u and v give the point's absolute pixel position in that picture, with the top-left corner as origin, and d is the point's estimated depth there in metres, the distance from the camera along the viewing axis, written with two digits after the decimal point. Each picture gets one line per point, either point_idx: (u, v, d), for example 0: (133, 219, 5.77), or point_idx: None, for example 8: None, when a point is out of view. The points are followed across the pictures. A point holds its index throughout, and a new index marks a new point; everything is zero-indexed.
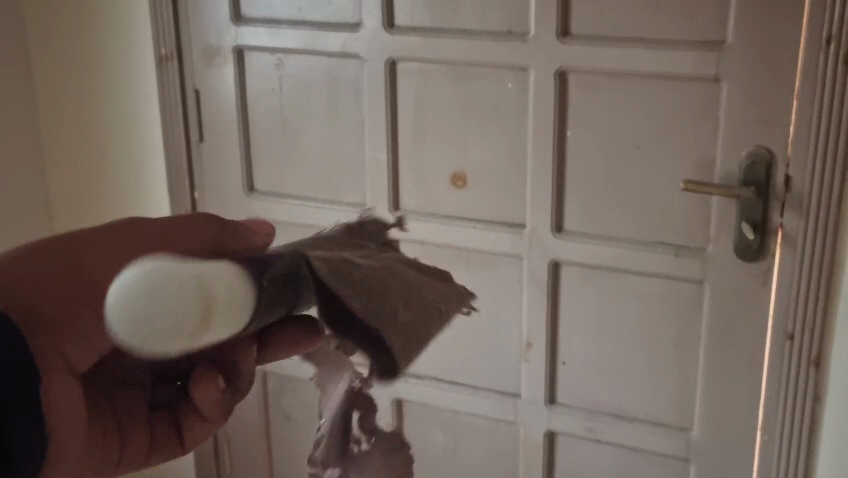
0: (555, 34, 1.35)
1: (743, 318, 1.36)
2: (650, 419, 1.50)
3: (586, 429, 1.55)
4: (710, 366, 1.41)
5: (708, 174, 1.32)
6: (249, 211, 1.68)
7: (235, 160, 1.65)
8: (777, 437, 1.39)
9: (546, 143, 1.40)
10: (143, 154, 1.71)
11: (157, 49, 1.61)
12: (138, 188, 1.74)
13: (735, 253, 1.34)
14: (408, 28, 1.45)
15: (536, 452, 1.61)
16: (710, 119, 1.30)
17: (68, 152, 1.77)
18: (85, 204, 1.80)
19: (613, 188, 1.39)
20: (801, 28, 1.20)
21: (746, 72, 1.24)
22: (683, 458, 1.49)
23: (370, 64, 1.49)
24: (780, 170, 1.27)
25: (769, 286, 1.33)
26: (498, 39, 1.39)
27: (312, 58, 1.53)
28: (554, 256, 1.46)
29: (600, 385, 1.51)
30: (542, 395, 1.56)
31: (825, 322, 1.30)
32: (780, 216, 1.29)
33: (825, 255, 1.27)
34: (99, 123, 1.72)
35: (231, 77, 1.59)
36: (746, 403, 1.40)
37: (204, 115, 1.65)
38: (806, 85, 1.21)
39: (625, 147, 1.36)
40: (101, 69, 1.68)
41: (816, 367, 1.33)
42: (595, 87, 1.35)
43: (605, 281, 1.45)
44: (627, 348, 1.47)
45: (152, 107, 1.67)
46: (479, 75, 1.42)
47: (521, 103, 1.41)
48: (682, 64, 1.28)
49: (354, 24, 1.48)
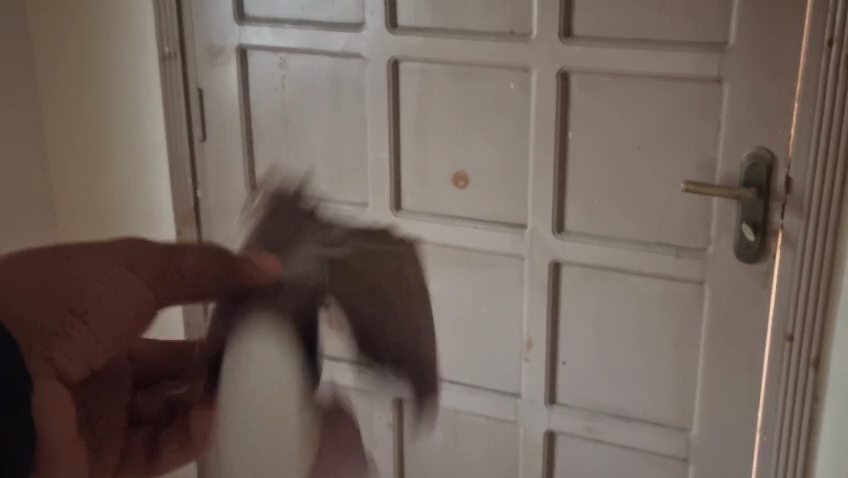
0: (557, 35, 1.35)
1: (742, 319, 1.37)
2: (649, 419, 1.50)
3: (586, 428, 1.55)
4: (710, 365, 1.41)
5: (708, 175, 1.33)
6: None
7: (237, 160, 1.66)
8: (775, 438, 1.39)
9: (548, 143, 1.41)
10: (144, 154, 1.71)
11: (161, 49, 1.62)
12: (140, 187, 1.74)
13: (735, 254, 1.34)
14: (410, 28, 1.45)
15: (535, 450, 1.61)
16: (711, 120, 1.30)
17: (72, 150, 1.78)
18: (89, 202, 1.81)
19: (614, 188, 1.39)
20: (801, 31, 1.20)
21: (747, 73, 1.25)
22: (681, 458, 1.50)
23: (373, 63, 1.49)
24: (781, 172, 1.27)
25: (769, 287, 1.33)
26: (499, 40, 1.39)
27: (315, 58, 1.54)
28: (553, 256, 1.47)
29: (600, 385, 1.52)
30: (542, 395, 1.57)
31: (824, 324, 1.30)
32: (780, 217, 1.29)
33: (825, 258, 1.27)
34: (102, 123, 1.73)
35: (233, 76, 1.60)
36: (745, 403, 1.41)
37: (205, 112, 1.65)
38: (807, 87, 1.22)
39: (626, 148, 1.36)
40: (103, 69, 1.69)
41: (815, 368, 1.33)
42: (597, 87, 1.36)
43: (605, 281, 1.45)
44: (628, 347, 1.47)
45: (154, 107, 1.67)
46: (481, 75, 1.43)
47: (523, 103, 1.41)
48: (684, 65, 1.28)
49: (356, 23, 1.49)
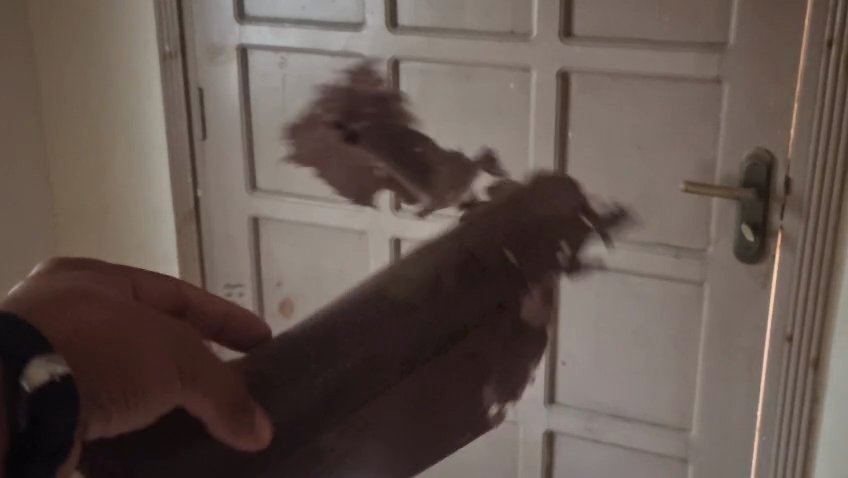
0: (556, 35, 1.35)
1: (742, 319, 1.37)
2: (649, 419, 1.50)
3: (585, 428, 1.55)
4: (709, 365, 1.41)
5: (708, 176, 1.32)
6: (251, 209, 1.69)
7: (237, 158, 1.66)
8: (774, 439, 1.39)
9: (547, 144, 1.41)
10: (142, 152, 1.71)
11: (161, 48, 1.62)
12: (138, 186, 1.74)
13: (735, 255, 1.34)
14: (410, 27, 1.45)
15: (535, 451, 1.61)
16: (710, 120, 1.30)
17: (72, 148, 1.78)
18: (89, 200, 1.81)
19: (614, 189, 1.39)
20: (801, 31, 1.20)
21: (747, 74, 1.25)
22: (681, 458, 1.50)
23: (372, 63, 1.49)
24: (780, 172, 1.27)
25: (768, 288, 1.33)
26: (499, 39, 1.39)
27: (315, 59, 1.53)
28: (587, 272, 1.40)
29: (599, 385, 1.52)
30: (542, 395, 1.56)
31: (823, 325, 1.30)
32: (780, 218, 1.29)
33: (824, 258, 1.27)
34: (101, 121, 1.73)
35: (234, 75, 1.60)
36: (744, 403, 1.41)
37: (205, 112, 1.65)
38: (807, 86, 1.21)
39: (626, 148, 1.36)
40: (103, 68, 1.69)
41: (814, 368, 1.32)
42: (597, 88, 1.36)
43: (605, 282, 1.45)
44: (628, 347, 1.47)
45: (154, 106, 1.67)
46: (480, 75, 1.43)
47: (523, 103, 1.41)
48: (684, 65, 1.28)
49: (356, 23, 1.49)
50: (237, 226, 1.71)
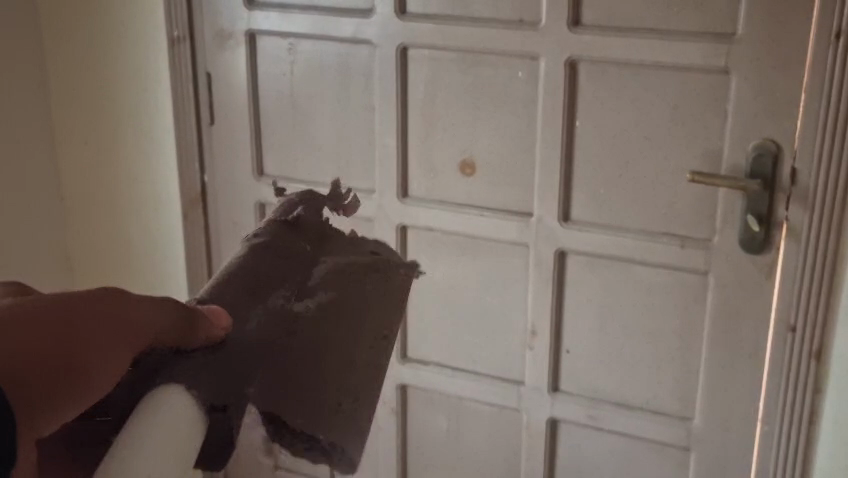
0: (565, 24, 1.35)
1: (746, 310, 1.37)
2: (651, 408, 1.51)
3: (589, 416, 1.56)
4: (712, 355, 1.42)
5: (714, 167, 1.33)
6: (256, 195, 1.69)
7: (245, 146, 1.66)
8: (776, 428, 1.40)
9: (555, 132, 1.41)
10: (151, 136, 1.72)
11: (169, 32, 1.62)
12: (145, 172, 1.75)
13: (740, 246, 1.34)
14: (418, 15, 1.45)
15: (538, 439, 1.61)
16: (717, 111, 1.30)
17: (80, 132, 1.79)
18: (96, 185, 1.82)
19: (621, 178, 1.40)
20: (810, 21, 1.20)
21: (755, 65, 1.25)
22: (683, 448, 1.50)
23: (382, 50, 1.49)
24: (787, 163, 1.28)
25: (772, 278, 1.34)
26: (508, 28, 1.39)
27: (325, 43, 1.54)
28: (677, 401, 1.48)
29: (605, 373, 1.52)
30: (544, 383, 1.57)
31: (827, 314, 1.31)
32: (785, 209, 1.30)
33: (829, 249, 1.27)
34: (110, 106, 1.74)
35: (242, 58, 1.60)
36: (746, 393, 1.41)
37: (214, 95, 1.65)
38: (815, 79, 1.22)
39: (633, 138, 1.37)
40: (112, 56, 1.70)
41: (817, 359, 1.34)
42: (604, 77, 1.36)
43: (610, 270, 1.46)
44: (629, 339, 1.48)
45: (162, 90, 1.67)
46: (489, 63, 1.43)
47: (531, 92, 1.41)
48: (693, 55, 1.28)
49: (365, 9, 1.49)
50: (243, 212, 1.71)
